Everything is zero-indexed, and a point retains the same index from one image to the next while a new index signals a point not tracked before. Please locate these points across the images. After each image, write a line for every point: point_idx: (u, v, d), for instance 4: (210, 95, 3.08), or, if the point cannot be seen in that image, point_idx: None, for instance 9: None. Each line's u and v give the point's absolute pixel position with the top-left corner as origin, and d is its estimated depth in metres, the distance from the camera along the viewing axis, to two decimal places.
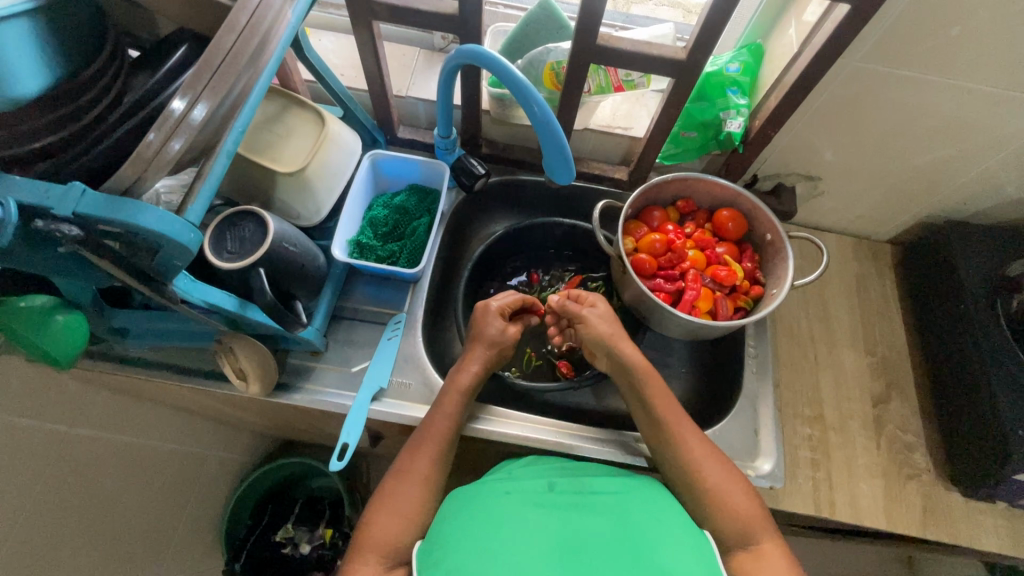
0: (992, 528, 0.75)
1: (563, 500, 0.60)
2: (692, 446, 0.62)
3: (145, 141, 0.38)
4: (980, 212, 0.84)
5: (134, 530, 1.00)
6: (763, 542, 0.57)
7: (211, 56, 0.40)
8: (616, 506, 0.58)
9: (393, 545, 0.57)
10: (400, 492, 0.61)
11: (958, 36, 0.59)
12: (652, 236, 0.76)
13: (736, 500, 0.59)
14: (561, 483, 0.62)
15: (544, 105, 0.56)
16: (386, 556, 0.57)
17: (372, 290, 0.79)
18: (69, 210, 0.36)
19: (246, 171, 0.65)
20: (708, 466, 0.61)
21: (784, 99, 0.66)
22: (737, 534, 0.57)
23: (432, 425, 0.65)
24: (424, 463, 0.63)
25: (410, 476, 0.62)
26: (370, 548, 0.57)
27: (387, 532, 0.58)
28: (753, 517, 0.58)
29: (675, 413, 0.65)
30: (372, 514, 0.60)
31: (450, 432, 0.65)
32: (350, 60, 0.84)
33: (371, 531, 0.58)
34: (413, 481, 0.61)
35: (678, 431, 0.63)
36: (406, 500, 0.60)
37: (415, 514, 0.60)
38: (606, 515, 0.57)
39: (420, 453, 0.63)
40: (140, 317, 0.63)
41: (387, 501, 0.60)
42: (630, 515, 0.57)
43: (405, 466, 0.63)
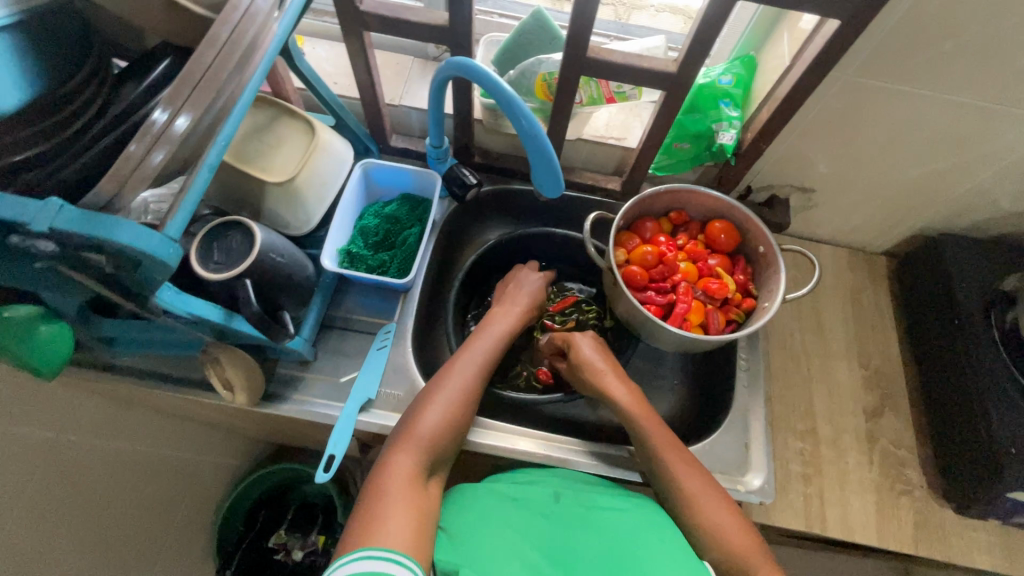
0: (985, 545, 0.74)
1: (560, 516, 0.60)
2: (688, 481, 0.61)
3: (125, 153, 0.38)
4: (974, 224, 0.84)
5: (124, 537, 1.00)
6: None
7: (191, 71, 0.40)
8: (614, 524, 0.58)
9: (433, 444, 0.59)
10: (445, 393, 0.63)
11: (950, 50, 0.59)
12: (643, 247, 0.76)
13: (733, 538, 0.57)
14: (565, 496, 0.62)
15: (532, 118, 0.56)
16: (424, 453, 0.58)
17: (363, 299, 0.79)
18: (46, 225, 0.36)
19: (235, 181, 0.65)
20: (706, 506, 0.59)
21: (777, 112, 0.66)
22: (731, 572, 0.56)
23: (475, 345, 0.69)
24: (469, 375, 0.65)
25: (457, 378, 0.64)
26: (410, 439, 0.58)
27: (431, 429, 0.59)
28: (749, 554, 0.56)
29: (672, 446, 0.64)
30: (415, 411, 0.62)
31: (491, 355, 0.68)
32: (343, 68, 0.84)
33: (415, 426, 0.59)
34: (458, 385, 0.64)
35: (675, 458, 0.63)
36: (451, 404, 0.62)
37: (455, 420, 0.62)
38: (602, 535, 0.57)
39: (464, 365, 0.66)
40: (124, 325, 0.62)
41: (430, 403, 0.62)
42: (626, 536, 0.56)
43: (452, 371, 0.65)
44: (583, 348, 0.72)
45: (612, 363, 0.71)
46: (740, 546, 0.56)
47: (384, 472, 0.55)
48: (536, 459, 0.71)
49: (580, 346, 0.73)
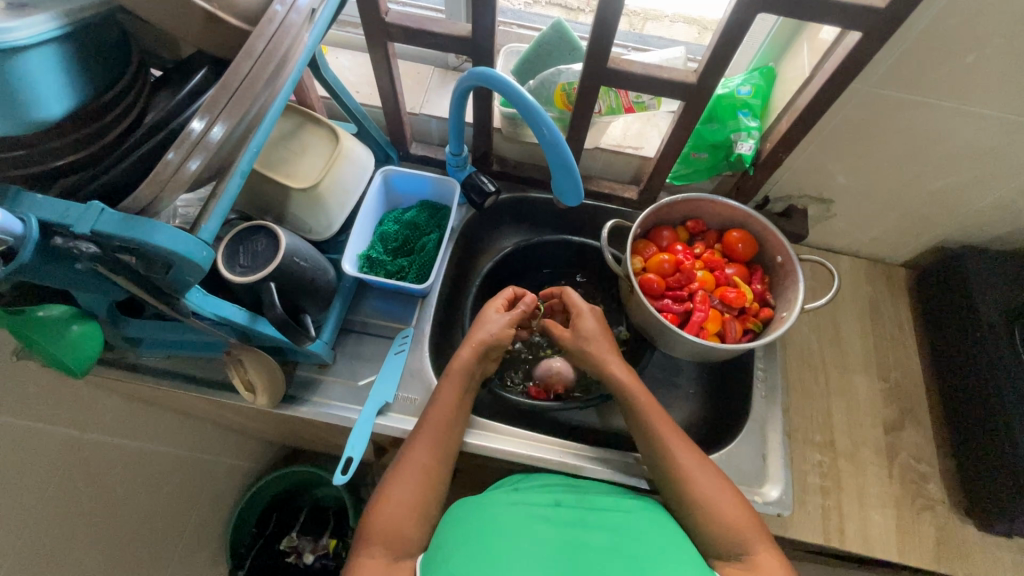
0: (1008, 564, 0.73)
1: (568, 518, 0.59)
2: (678, 454, 0.62)
3: (163, 160, 0.39)
4: (996, 237, 0.83)
5: (141, 535, 1.01)
6: (756, 553, 0.55)
7: (229, 79, 0.41)
8: (619, 523, 0.59)
9: (398, 535, 0.57)
10: (402, 480, 0.60)
11: (973, 62, 0.58)
12: (660, 256, 0.76)
13: (725, 510, 0.58)
14: (568, 500, 0.63)
15: (553, 127, 0.57)
16: (391, 544, 0.57)
17: (381, 304, 0.80)
18: (88, 227, 0.37)
19: (260, 186, 0.67)
20: (696, 476, 0.60)
21: (796, 122, 0.66)
22: (729, 543, 0.56)
23: (432, 413, 0.65)
24: (424, 453, 0.63)
25: (412, 462, 0.62)
26: (372, 538, 0.57)
27: (391, 520, 0.58)
28: (745, 528, 0.56)
29: (661, 416, 0.65)
30: (376, 500, 0.60)
31: (447, 422, 0.65)
32: (366, 78, 0.86)
33: (376, 520, 0.58)
34: (415, 469, 0.61)
35: (668, 444, 0.63)
36: (410, 489, 0.60)
37: (421, 501, 0.60)
38: (606, 533, 0.57)
39: (419, 443, 0.63)
40: (151, 326, 0.64)
41: (388, 493, 0.60)
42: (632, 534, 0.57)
43: (408, 453, 0.63)
44: (588, 321, 0.71)
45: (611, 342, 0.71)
46: (733, 521, 0.57)
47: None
48: (551, 465, 0.71)
49: (585, 318, 0.72)
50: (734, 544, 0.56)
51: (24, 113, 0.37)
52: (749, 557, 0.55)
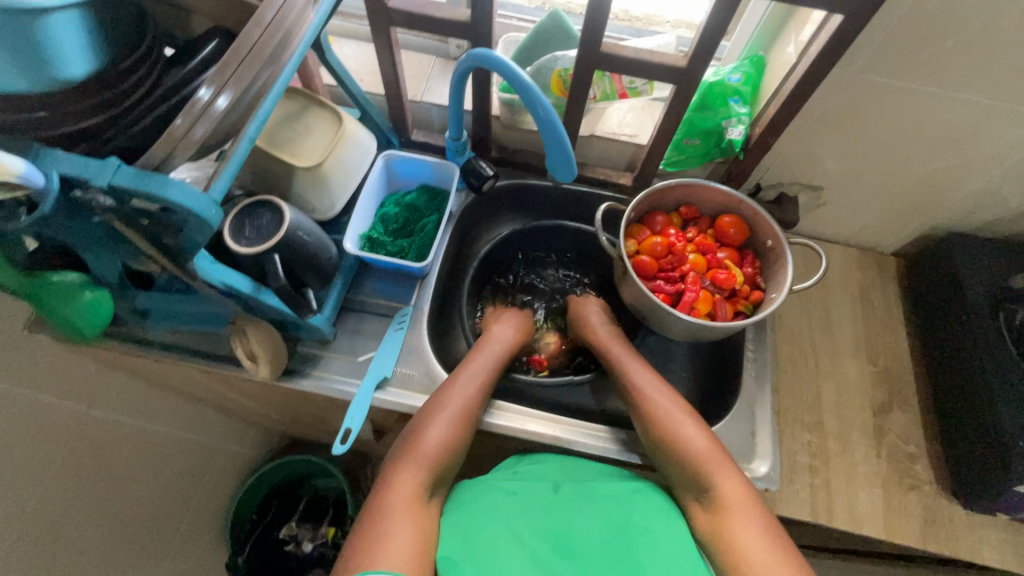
0: (995, 543, 0.74)
1: (565, 507, 0.63)
2: (662, 403, 0.67)
3: (173, 125, 0.42)
4: (983, 224, 0.85)
5: (142, 515, 1.03)
6: (722, 483, 0.60)
7: (239, 48, 0.44)
8: (615, 509, 0.63)
9: (432, 463, 0.61)
10: (435, 420, 0.64)
11: (953, 47, 0.61)
12: (653, 239, 0.79)
13: (692, 445, 0.63)
14: (565, 485, 0.66)
15: (548, 107, 0.59)
16: (424, 471, 0.60)
17: (382, 285, 0.82)
18: (105, 181, 0.40)
19: (266, 164, 0.69)
20: (680, 422, 0.65)
21: (784, 106, 0.68)
22: (696, 477, 0.62)
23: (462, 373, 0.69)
24: (462, 399, 0.66)
25: (449, 404, 0.66)
26: (407, 467, 0.60)
27: (427, 453, 0.61)
28: (709, 458, 0.62)
29: (638, 371, 0.71)
30: (409, 437, 0.63)
31: (486, 382, 0.69)
32: (369, 66, 0.88)
33: (411, 452, 0.61)
34: (451, 411, 0.65)
35: (652, 395, 0.68)
36: (448, 427, 0.64)
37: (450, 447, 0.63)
38: (602, 524, 0.62)
39: (453, 391, 0.67)
40: (161, 297, 0.67)
41: (423, 428, 0.63)
42: (627, 520, 0.61)
43: (445, 395, 0.67)
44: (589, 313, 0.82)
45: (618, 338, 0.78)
46: (699, 454, 0.62)
47: (384, 497, 0.57)
48: (544, 439, 0.72)
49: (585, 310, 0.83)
50: (702, 479, 0.61)
51: (49, 72, 0.40)
52: (715, 487, 0.60)
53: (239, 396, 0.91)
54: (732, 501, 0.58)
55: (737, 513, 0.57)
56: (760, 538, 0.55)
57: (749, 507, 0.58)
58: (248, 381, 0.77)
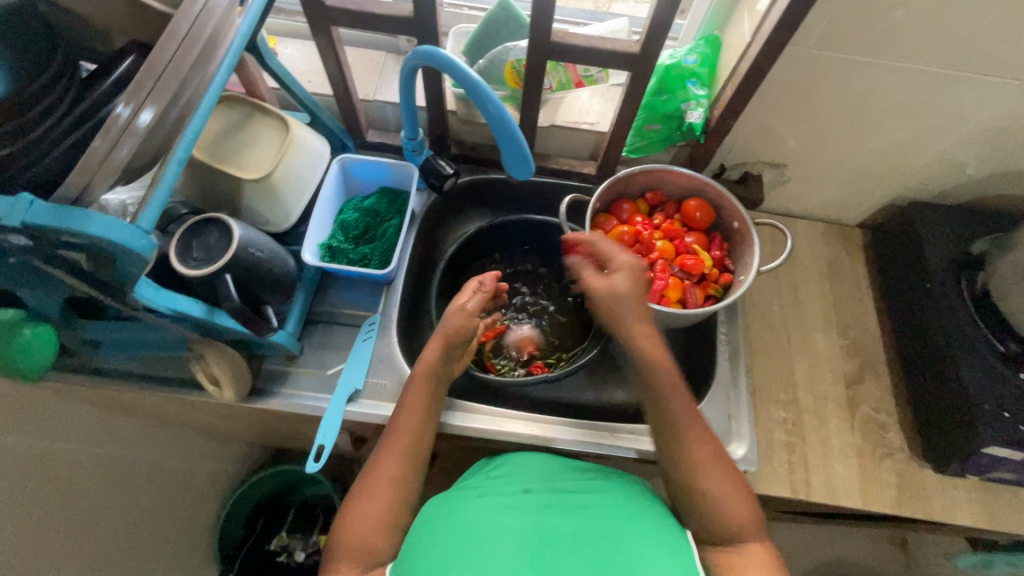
0: (967, 504, 0.75)
1: (535, 508, 0.58)
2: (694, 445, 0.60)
3: (91, 148, 0.39)
4: (942, 191, 0.86)
5: (121, 545, 1.00)
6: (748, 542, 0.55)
7: (154, 63, 0.40)
8: (591, 507, 0.59)
9: (370, 546, 0.57)
10: (371, 493, 0.60)
11: (902, 19, 0.60)
12: (620, 228, 0.78)
13: (721, 495, 0.57)
14: (538, 487, 0.63)
15: (499, 104, 0.58)
16: (362, 557, 0.56)
17: (348, 294, 0.80)
18: (18, 220, 0.37)
19: (211, 179, 0.66)
20: (707, 471, 0.58)
21: (740, 87, 0.68)
22: (718, 530, 0.56)
23: (399, 424, 0.64)
24: (392, 463, 0.62)
25: (383, 473, 0.61)
26: (344, 552, 0.57)
27: (362, 529, 0.57)
28: (740, 514, 0.56)
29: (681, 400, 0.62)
30: (347, 512, 0.60)
31: (418, 431, 0.64)
32: (316, 66, 0.85)
33: (349, 530, 0.58)
34: (384, 482, 0.60)
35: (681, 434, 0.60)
36: (379, 500, 0.59)
37: (393, 514, 0.59)
38: (579, 518, 0.57)
39: (387, 454, 0.62)
40: (109, 328, 0.63)
41: (358, 502, 0.60)
42: (607, 515, 0.57)
43: (378, 464, 0.62)
44: (621, 278, 0.65)
45: (642, 306, 0.66)
46: (726, 505, 0.56)
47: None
48: (524, 439, 0.72)
49: (623, 276, 0.66)
50: (726, 530, 0.55)
51: None
52: (741, 545, 0.55)
53: (209, 416, 0.88)
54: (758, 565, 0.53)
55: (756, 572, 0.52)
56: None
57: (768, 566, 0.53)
58: (213, 404, 0.74)
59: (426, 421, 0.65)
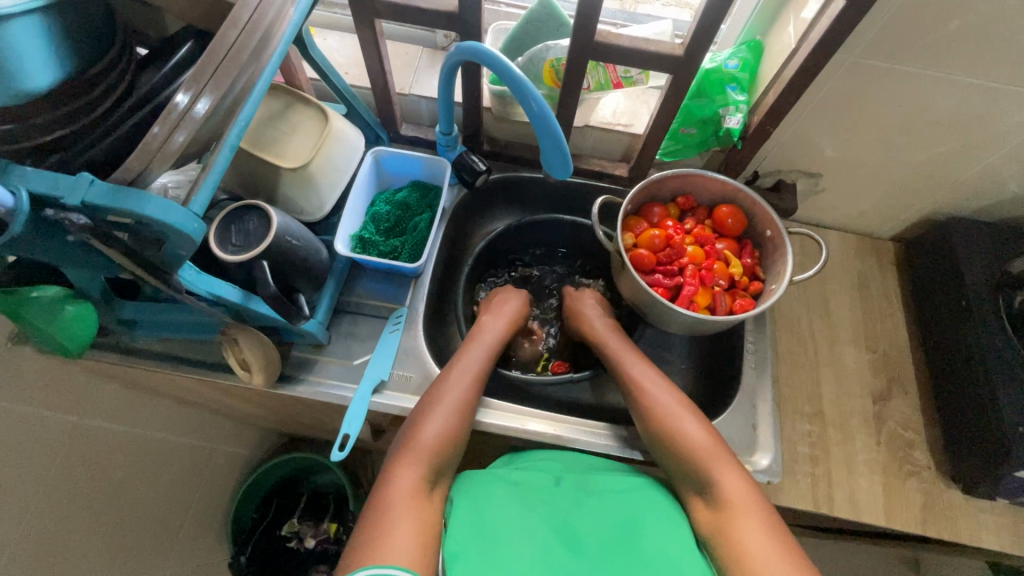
0: (993, 527, 0.74)
1: (571, 503, 0.60)
2: (662, 405, 0.63)
3: (150, 133, 0.39)
4: (982, 208, 0.84)
5: (140, 521, 1.01)
6: (724, 482, 0.57)
7: (214, 51, 0.41)
8: (623, 510, 0.59)
9: (433, 457, 0.58)
10: (440, 406, 0.61)
11: (956, 30, 0.59)
12: (651, 231, 0.77)
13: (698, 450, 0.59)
14: (573, 480, 0.63)
15: (541, 101, 0.57)
16: (425, 466, 0.57)
17: (376, 285, 0.81)
18: (79, 199, 0.39)
19: (251, 166, 0.67)
20: (682, 427, 0.61)
21: (782, 95, 0.67)
22: (698, 480, 0.59)
23: (467, 358, 0.67)
24: (462, 387, 0.64)
25: (452, 393, 0.63)
26: (411, 456, 0.57)
27: (429, 442, 0.58)
28: (706, 451, 0.59)
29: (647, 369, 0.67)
30: (411, 427, 0.60)
31: (484, 367, 0.67)
32: (354, 59, 0.85)
33: (415, 441, 0.58)
34: (453, 399, 0.62)
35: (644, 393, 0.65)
36: (448, 416, 0.61)
37: (457, 432, 0.61)
38: (609, 526, 0.58)
39: (457, 373, 0.65)
40: (147, 308, 0.65)
41: (427, 416, 0.61)
42: (640, 522, 0.58)
43: (446, 384, 0.63)
44: (586, 301, 0.79)
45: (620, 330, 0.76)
46: (698, 452, 0.59)
47: (386, 489, 0.54)
48: (545, 439, 0.71)
49: (585, 300, 0.80)
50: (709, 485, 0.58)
51: (13, 85, 0.39)
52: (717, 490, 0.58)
53: (233, 400, 0.89)
54: (739, 505, 0.55)
55: (735, 515, 0.55)
56: (764, 536, 0.53)
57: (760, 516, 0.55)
58: (240, 388, 0.75)
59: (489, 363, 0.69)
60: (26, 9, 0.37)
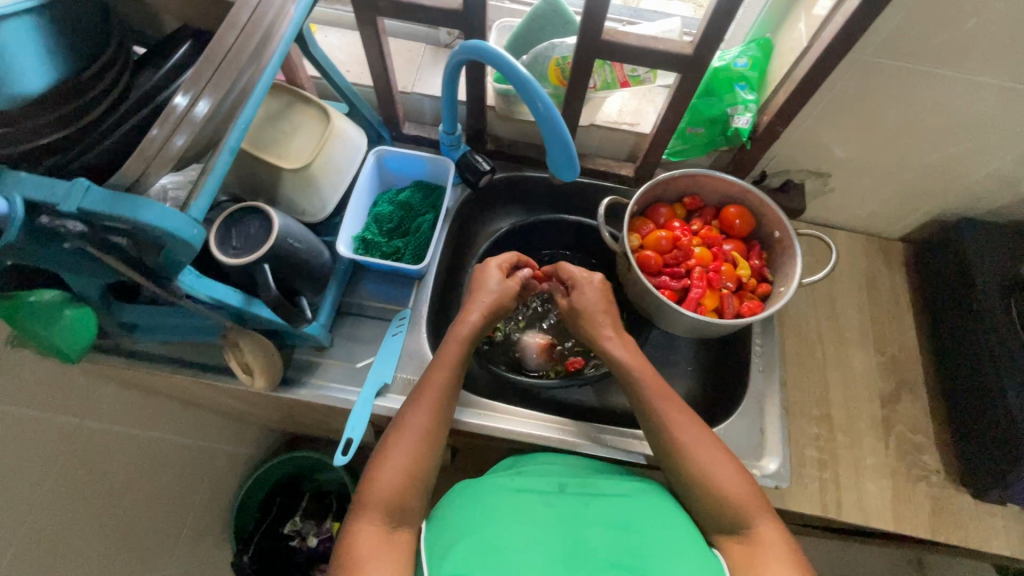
0: (1002, 532, 0.73)
1: (567, 504, 0.59)
2: (688, 436, 0.60)
3: (148, 136, 0.38)
4: (993, 209, 0.83)
5: (143, 523, 1.01)
6: (757, 526, 0.55)
7: (213, 52, 0.40)
8: (619, 513, 0.58)
9: (395, 502, 0.55)
10: (399, 445, 0.59)
11: (973, 28, 0.57)
12: (658, 233, 0.76)
13: (740, 500, 0.56)
14: (572, 484, 0.62)
15: (548, 101, 0.56)
16: (387, 513, 0.55)
17: (378, 287, 0.80)
18: (75, 206, 0.37)
19: (252, 167, 0.66)
20: (710, 463, 0.58)
21: (793, 94, 0.66)
22: (728, 516, 0.56)
23: (429, 380, 0.63)
24: (423, 418, 0.61)
25: (412, 428, 0.60)
26: (371, 504, 0.55)
27: (390, 486, 0.56)
28: (734, 486, 0.57)
29: (680, 409, 0.62)
30: (372, 469, 0.58)
31: (446, 390, 0.63)
32: (356, 57, 0.84)
33: (375, 486, 0.56)
34: (412, 435, 0.59)
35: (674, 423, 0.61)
36: (406, 455, 0.58)
37: (419, 470, 0.58)
38: (604, 527, 0.56)
39: (416, 406, 0.62)
40: (147, 312, 0.64)
41: (386, 458, 0.58)
42: (638, 525, 0.57)
43: (407, 419, 0.61)
44: (585, 291, 0.71)
45: (612, 317, 0.70)
46: (727, 488, 0.57)
47: (350, 546, 0.52)
48: (550, 443, 0.71)
49: (585, 291, 0.72)
50: (735, 519, 0.56)
51: (6, 88, 0.38)
52: (749, 530, 0.55)
53: (235, 402, 0.89)
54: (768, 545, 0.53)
55: (772, 559, 0.52)
56: None
57: (785, 552, 0.53)
58: (242, 391, 0.75)
59: (455, 379, 0.65)
60: (25, 8, 0.37)
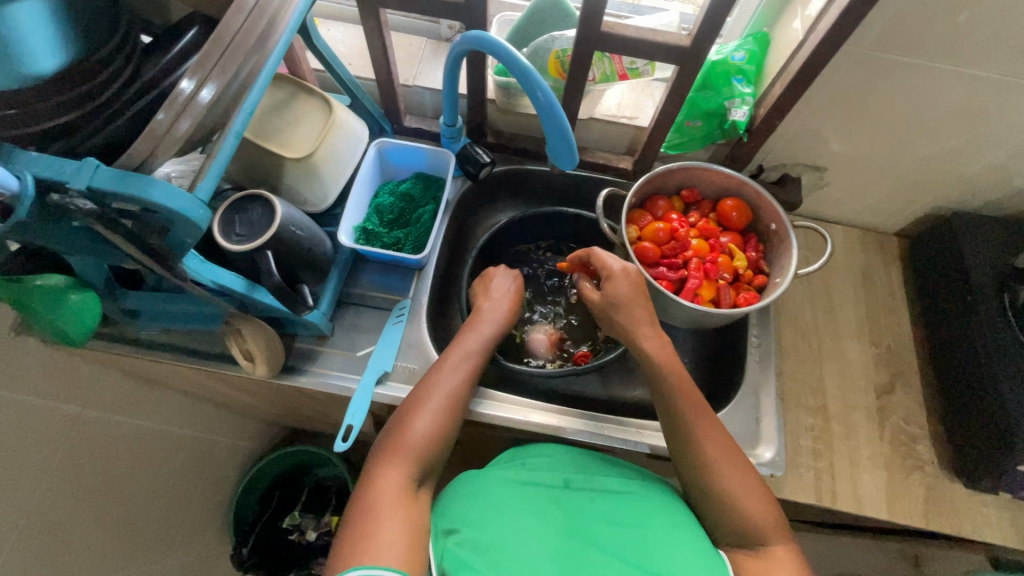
0: (996, 521, 0.74)
1: (574, 500, 0.60)
2: (708, 444, 0.60)
3: (155, 119, 0.39)
4: (988, 203, 0.83)
5: (143, 513, 1.01)
6: (772, 545, 0.56)
7: (219, 39, 0.41)
8: (627, 510, 0.59)
9: (419, 456, 0.57)
10: (428, 404, 0.60)
11: (965, 21, 0.58)
12: (655, 224, 0.77)
13: (750, 511, 0.57)
14: (578, 480, 0.63)
15: (547, 91, 0.57)
16: (410, 465, 0.56)
17: (379, 277, 0.80)
18: (84, 183, 0.38)
19: (255, 156, 0.67)
20: (726, 471, 0.59)
21: (789, 87, 0.66)
22: (742, 530, 0.57)
23: (460, 348, 0.65)
24: (452, 381, 0.63)
25: (441, 389, 0.62)
26: (398, 454, 0.56)
27: (417, 440, 0.58)
28: (748, 497, 0.57)
29: (702, 415, 0.61)
30: (398, 425, 0.60)
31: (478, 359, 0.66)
32: (358, 50, 0.85)
33: (403, 439, 0.58)
34: (442, 396, 0.61)
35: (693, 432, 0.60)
36: (436, 414, 0.60)
37: (445, 430, 0.60)
38: (613, 524, 0.57)
39: (448, 371, 0.63)
40: (151, 298, 0.64)
41: (416, 417, 0.59)
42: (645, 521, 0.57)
43: (436, 380, 0.63)
44: (621, 284, 0.66)
45: (647, 308, 0.66)
46: (742, 503, 0.57)
47: (372, 490, 0.54)
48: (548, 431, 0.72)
49: (619, 283, 0.66)
50: (747, 530, 0.56)
51: (18, 69, 0.38)
52: (763, 547, 0.56)
53: (236, 392, 0.89)
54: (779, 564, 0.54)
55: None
56: None
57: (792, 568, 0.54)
58: (243, 379, 0.75)
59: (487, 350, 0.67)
60: None
